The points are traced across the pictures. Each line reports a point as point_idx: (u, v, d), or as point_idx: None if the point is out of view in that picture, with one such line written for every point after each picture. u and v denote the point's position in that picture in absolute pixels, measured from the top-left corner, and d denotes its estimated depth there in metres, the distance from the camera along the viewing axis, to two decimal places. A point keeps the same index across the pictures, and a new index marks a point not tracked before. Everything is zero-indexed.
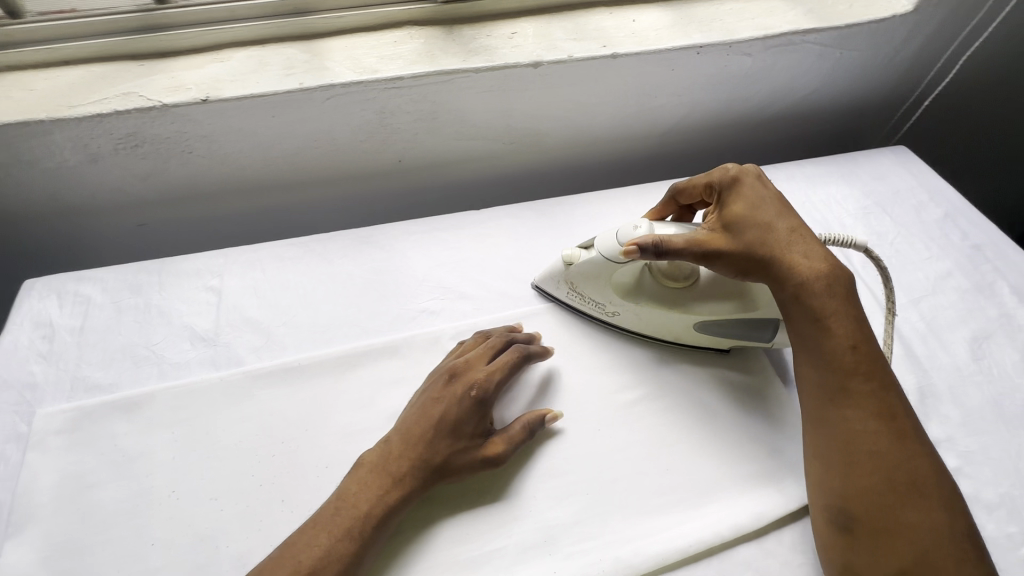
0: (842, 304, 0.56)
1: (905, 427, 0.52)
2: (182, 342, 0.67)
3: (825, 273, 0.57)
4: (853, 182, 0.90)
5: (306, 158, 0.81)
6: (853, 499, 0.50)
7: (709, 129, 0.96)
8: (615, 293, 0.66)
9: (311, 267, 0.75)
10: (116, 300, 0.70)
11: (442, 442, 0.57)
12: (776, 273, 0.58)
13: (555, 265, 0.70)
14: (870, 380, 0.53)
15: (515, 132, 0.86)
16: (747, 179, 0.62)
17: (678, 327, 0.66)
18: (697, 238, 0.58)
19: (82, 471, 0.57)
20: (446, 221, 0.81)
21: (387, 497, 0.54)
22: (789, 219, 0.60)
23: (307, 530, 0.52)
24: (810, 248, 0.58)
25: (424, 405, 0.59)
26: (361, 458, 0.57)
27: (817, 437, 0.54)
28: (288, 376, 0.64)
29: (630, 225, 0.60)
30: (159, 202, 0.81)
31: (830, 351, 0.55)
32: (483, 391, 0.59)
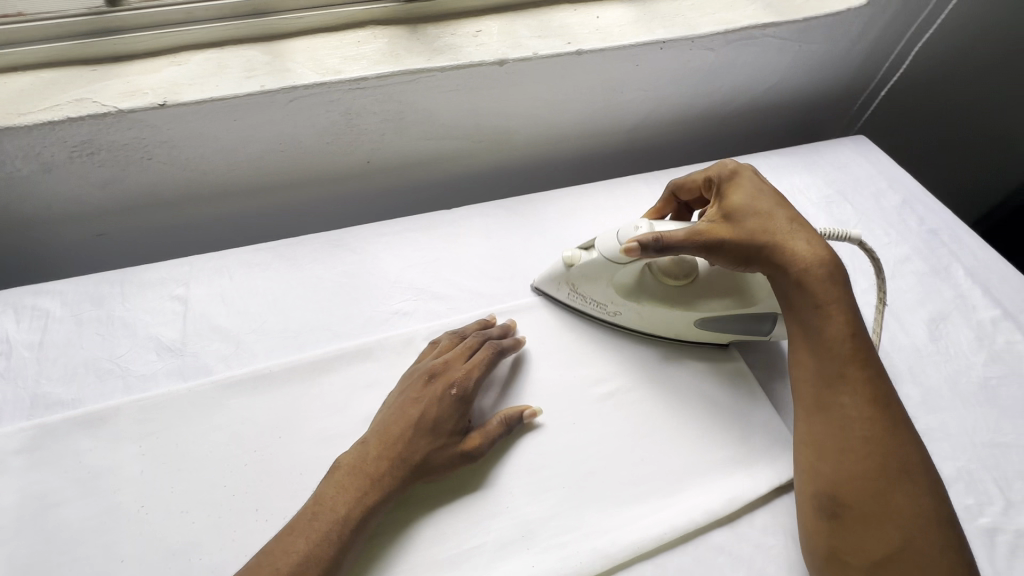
0: (843, 291, 0.56)
1: (897, 416, 0.53)
2: (148, 354, 0.66)
3: (826, 259, 0.57)
4: (815, 171, 0.92)
5: (272, 161, 0.80)
6: (844, 484, 0.51)
7: (676, 123, 0.97)
8: (616, 292, 0.66)
9: (280, 272, 0.74)
10: (77, 313, 0.68)
11: (422, 442, 0.57)
12: (777, 260, 0.58)
13: (556, 267, 0.70)
14: (867, 367, 0.54)
15: (483, 131, 0.86)
16: (744, 173, 0.63)
17: (678, 323, 0.67)
18: (697, 229, 0.58)
19: (45, 490, 0.56)
20: (417, 222, 0.81)
21: (365, 499, 0.53)
22: (787, 208, 0.61)
23: (284, 537, 0.51)
24: (810, 236, 0.59)
25: (403, 406, 0.59)
26: (338, 461, 0.57)
27: (812, 422, 0.54)
28: (259, 383, 0.63)
29: (632, 225, 0.61)
30: (120, 210, 0.79)
31: (829, 338, 0.55)
32: (462, 390, 0.60)
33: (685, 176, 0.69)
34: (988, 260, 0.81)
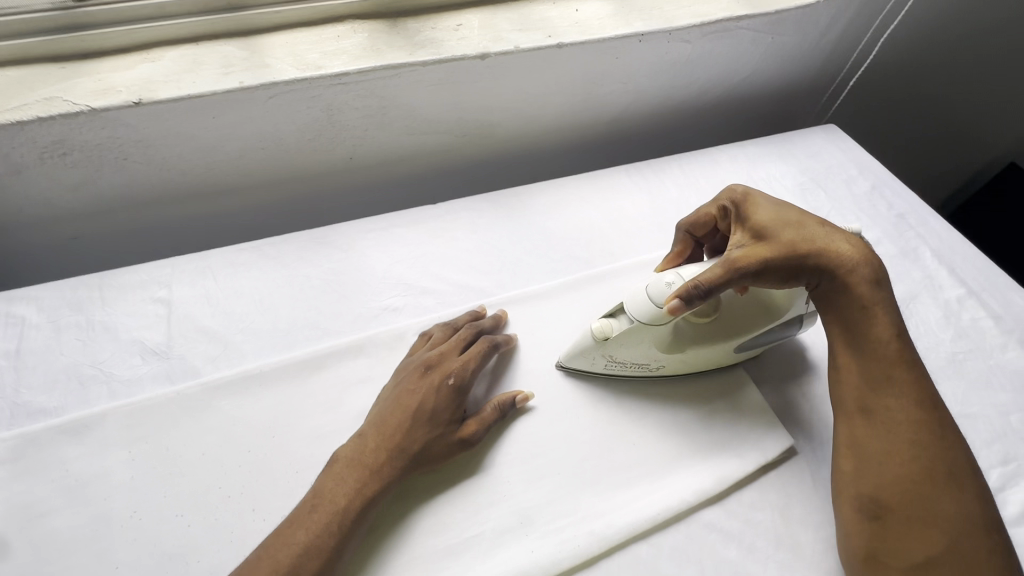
0: (882, 292, 0.59)
1: (943, 419, 0.55)
2: (132, 358, 0.64)
3: (862, 258, 0.59)
4: (789, 160, 0.95)
5: (252, 159, 0.78)
6: (887, 485, 0.52)
7: (654, 115, 0.99)
8: (658, 350, 0.62)
9: (265, 271, 0.73)
10: (54, 319, 0.66)
11: (421, 431, 0.58)
12: (823, 267, 0.58)
13: (582, 341, 0.64)
14: (912, 370, 0.56)
15: (466, 125, 0.86)
16: (755, 193, 0.64)
17: (719, 354, 0.65)
18: (739, 255, 0.56)
19: (32, 500, 0.54)
20: (401, 217, 0.81)
21: (365, 489, 0.54)
22: (809, 216, 0.62)
23: (284, 530, 0.51)
24: (841, 238, 0.60)
25: (401, 396, 0.60)
26: (337, 454, 0.57)
27: (856, 427, 0.56)
28: (250, 384, 0.63)
29: (660, 283, 0.56)
30: (94, 213, 0.77)
31: (874, 341, 0.57)
32: (459, 379, 0.61)
33: (692, 214, 0.68)
34: (953, 242, 0.85)
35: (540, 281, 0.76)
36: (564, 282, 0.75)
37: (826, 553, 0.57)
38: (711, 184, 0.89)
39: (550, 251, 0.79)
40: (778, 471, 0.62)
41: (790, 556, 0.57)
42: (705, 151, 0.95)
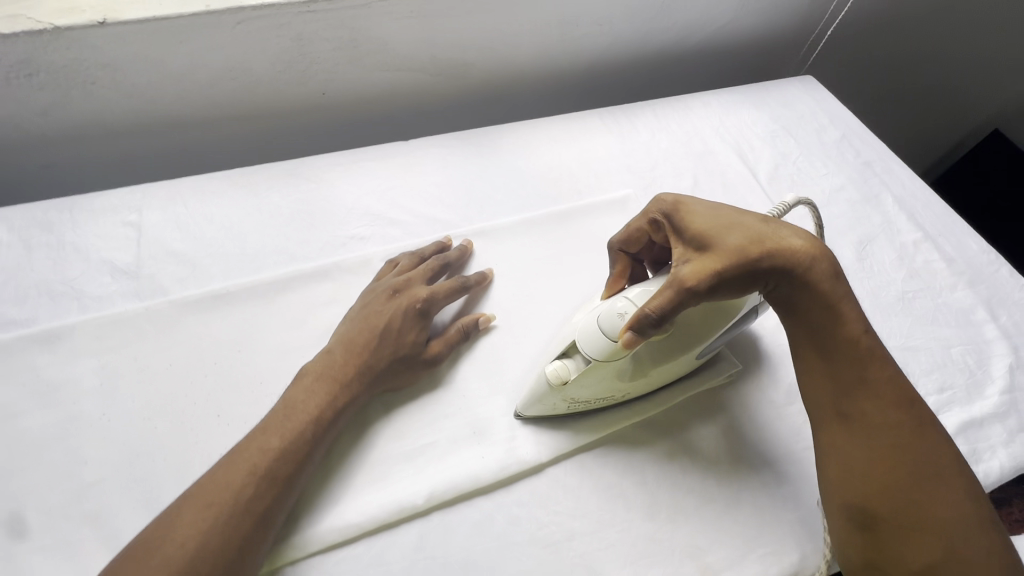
0: (841, 285, 0.55)
1: (922, 414, 0.53)
2: (102, 276, 0.66)
3: (816, 252, 0.54)
4: (763, 108, 0.96)
5: (222, 90, 0.78)
6: (874, 492, 0.50)
7: (632, 60, 0.99)
8: (621, 380, 0.58)
9: (235, 198, 0.74)
10: (25, 239, 0.68)
11: (389, 348, 0.60)
12: (780, 267, 0.53)
13: (536, 385, 0.59)
14: (886, 368, 0.54)
15: (439, 63, 0.86)
16: (685, 200, 0.57)
17: (683, 364, 0.61)
18: (687, 273, 0.51)
19: (4, 402, 0.57)
20: (372, 151, 0.81)
21: (336, 402, 0.56)
22: (748, 214, 0.56)
23: (258, 436, 0.52)
24: (787, 232, 0.55)
25: (369, 317, 0.62)
26: (305, 368, 0.59)
27: (835, 433, 0.53)
28: (216, 302, 0.65)
29: (613, 313, 0.54)
30: (64, 140, 0.77)
31: (842, 342, 0.54)
32: (426, 304, 0.63)
33: (622, 231, 0.61)
34: (915, 190, 0.87)
35: (505, 217, 0.77)
36: (529, 218, 0.77)
37: (764, 466, 0.61)
38: (683, 130, 0.90)
39: (518, 189, 0.80)
40: (723, 395, 0.65)
41: (728, 469, 0.60)
42: (680, 97, 0.95)
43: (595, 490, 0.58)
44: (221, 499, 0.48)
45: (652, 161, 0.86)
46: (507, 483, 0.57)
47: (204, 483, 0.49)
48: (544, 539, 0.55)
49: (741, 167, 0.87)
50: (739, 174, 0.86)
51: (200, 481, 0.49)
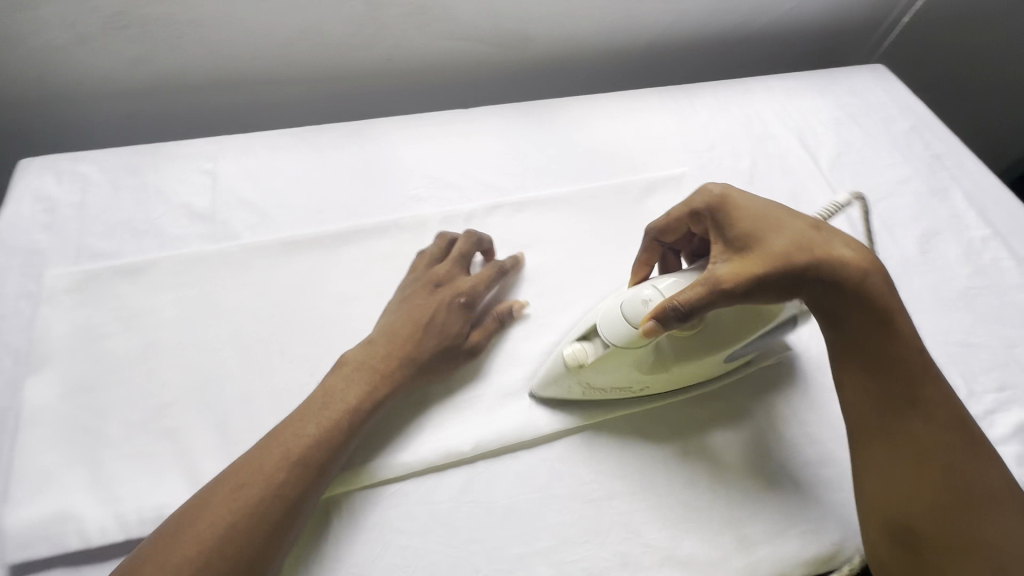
0: (891, 301, 0.54)
1: (973, 436, 0.52)
2: (181, 218, 0.71)
3: (861, 267, 0.53)
4: (828, 95, 0.93)
5: (295, 51, 0.82)
6: (920, 509, 0.49)
7: (694, 40, 0.97)
8: (641, 372, 0.57)
9: (302, 154, 0.77)
10: (113, 179, 0.73)
11: (434, 339, 0.60)
12: (824, 277, 0.52)
13: (554, 366, 0.59)
14: (937, 387, 0.53)
15: (503, 34, 0.86)
16: (733, 193, 0.56)
17: (709, 367, 0.59)
18: (724, 273, 0.51)
19: (92, 324, 0.61)
20: (433, 116, 0.83)
21: (375, 393, 0.56)
22: (796, 217, 0.55)
23: (296, 419, 0.53)
24: (835, 241, 0.54)
25: (412, 310, 0.61)
26: (345, 357, 0.59)
27: (877, 448, 0.52)
28: (283, 250, 0.68)
29: (637, 301, 0.54)
30: (148, 92, 0.82)
31: (886, 358, 0.53)
32: (470, 297, 0.63)
33: (661, 218, 0.61)
34: (987, 185, 0.84)
35: (560, 188, 0.78)
36: (584, 189, 0.77)
37: (808, 447, 0.61)
38: (744, 112, 0.89)
39: (573, 162, 0.81)
40: (771, 373, 0.65)
41: (770, 448, 0.60)
42: (742, 80, 0.94)
43: (641, 452, 0.59)
44: (253, 483, 0.48)
45: (711, 141, 0.85)
46: (553, 438, 0.59)
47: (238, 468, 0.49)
48: (584, 495, 0.56)
49: (802, 152, 0.85)
50: (800, 159, 0.85)
51: (235, 464, 0.50)
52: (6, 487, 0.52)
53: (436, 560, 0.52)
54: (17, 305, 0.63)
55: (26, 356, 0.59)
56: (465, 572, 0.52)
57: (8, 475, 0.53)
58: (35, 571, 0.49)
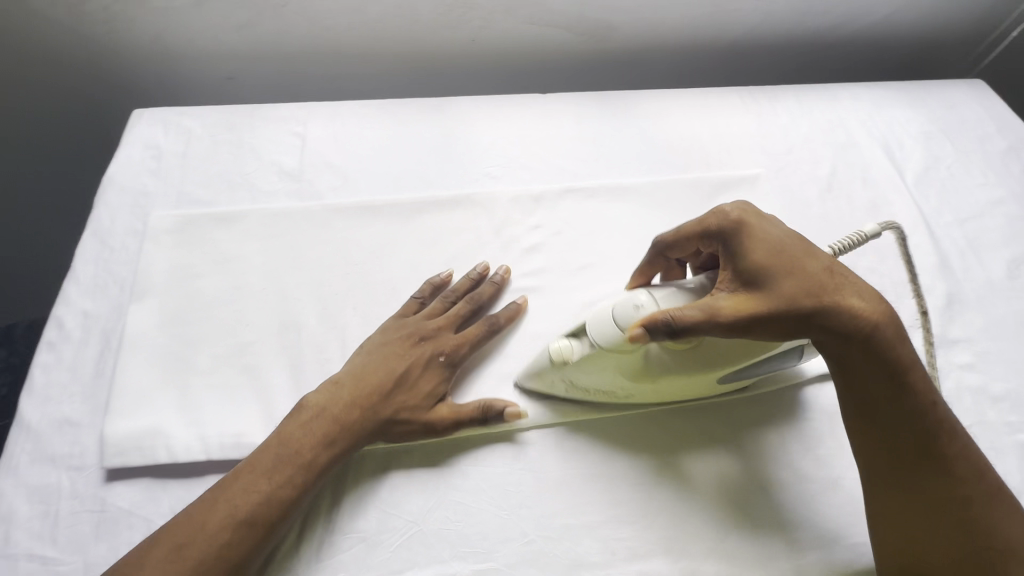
0: (905, 356, 0.49)
1: (991, 486, 0.50)
2: (271, 175, 0.75)
3: (877, 319, 0.48)
4: (920, 107, 0.89)
5: (386, 27, 0.85)
6: (932, 559, 0.49)
7: (779, 42, 0.95)
8: (626, 378, 0.55)
9: (384, 125, 0.80)
10: (213, 134, 0.78)
11: (401, 397, 0.57)
12: (833, 326, 0.48)
13: (540, 361, 0.58)
14: (952, 440, 0.50)
15: (586, 23, 0.87)
16: (751, 219, 0.51)
17: (697, 385, 0.57)
18: (726, 305, 0.47)
19: (187, 263, 0.66)
20: (512, 98, 0.84)
21: (333, 449, 0.54)
22: (814, 253, 0.50)
23: (244, 475, 0.51)
24: (851, 286, 0.49)
25: (386, 359, 0.58)
26: (306, 401, 0.56)
27: (889, 499, 0.51)
28: (362, 212, 0.71)
29: (629, 305, 0.51)
30: (249, 56, 0.87)
31: (894, 412, 0.50)
32: (450, 357, 0.60)
33: (672, 230, 0.56)
34: None
35: (632, 178, 0.78)
36: (657, 181, 0.77)
37: None
38: (826, 118, 0.86)
39: (647, 154, 0.81)
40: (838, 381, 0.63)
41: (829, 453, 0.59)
42: (827, 85, 0.91)
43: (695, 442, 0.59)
44: (195, 540, 0.48)
45: (789, 144, 0.83)
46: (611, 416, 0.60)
47: (183, 521, 0.49)
48: (631, 479, 0.57)
49: (886, 164, 0.82)
50: (883, 171, 0.82)
51: (184, 512, 0.50)
52: (107, 400, 0.58)
53: (486, 519, 0.54)
54: (124, 240, 0.69)
55: (130, 286, 0.65)
56: (514, 534, 0.54)
57: (110, 389, 0.58)
58: (128, 478, 0.54)
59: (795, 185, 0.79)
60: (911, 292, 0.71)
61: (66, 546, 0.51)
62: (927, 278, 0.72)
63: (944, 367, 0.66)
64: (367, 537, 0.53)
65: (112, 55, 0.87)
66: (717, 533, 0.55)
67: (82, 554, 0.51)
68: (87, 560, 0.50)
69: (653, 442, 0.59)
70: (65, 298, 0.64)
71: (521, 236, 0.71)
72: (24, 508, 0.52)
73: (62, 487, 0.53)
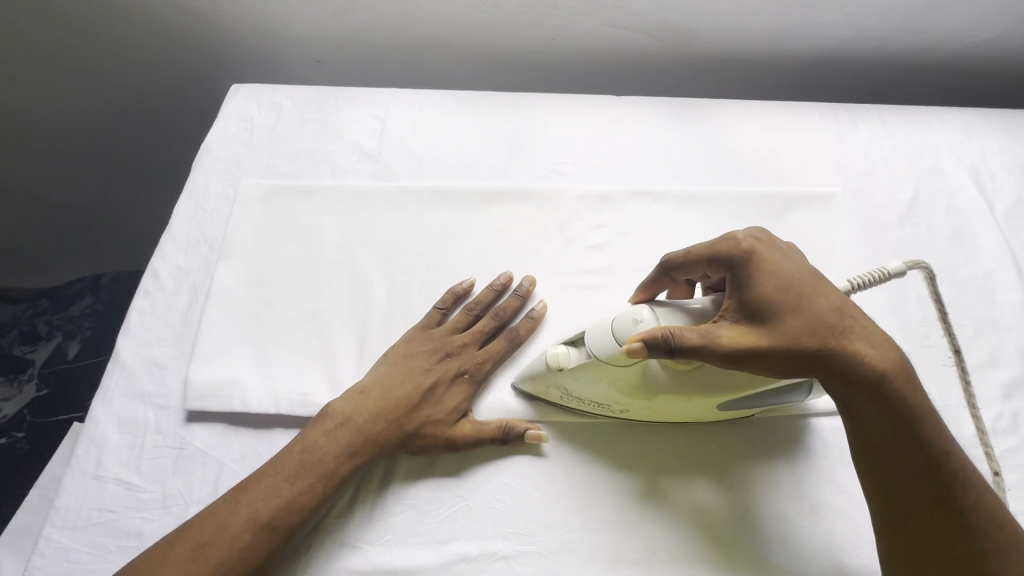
0: (916, 404, 0.46)
1: (1012, 541, 0.46)
2: (351, 155, 0.79)
3: (885, 366, 0.46)
4: (1017, 137, 0.84)
5: (471, 22, 0.88)
6: None
7: (865, 59, 0.92)
8: (619, 391, 0.55)
9: (461, 115, 0.83)
10: (301, 112, 0.83)
11: (426, 412, 0.58)
12: (836, 368, 0.46)
13: (535, 365, 0.58)
14: (970, 493, 0.47)
15: (666, 29, 0.87)
16: (763, 249, 0.50)
17: (698, 409, 0.56)
18: (725, 333, 0.46)
19: (271, 230, 0.71)
20: (586, 98, 0.85)
21: (356, 459, 0.55)
22: (825, 291, 0.48)
23: (266, 478, 0.52)
24: (864, 328, 0.47)
25: (410, 373, 0.59)
26: (330, 409, 0.57)
27: (904, 550, 0.47)
28: (434, 197, 0.74)
29: (629, 319, 0.51)
30: (339, 41, 0.92)
31: (903, 461, 0.47)
32: (474, 375, 0.60)
33: (684, 250, 0.56)
34: None
35: (701, 186, 0.77)
36: (727, 191, 0.76)
37: None
38: (912, 141, 0.83)
39: (718, 164, 0.80)
40: None
41: None
42: (916, 108, 0.87)
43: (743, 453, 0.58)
44: (217, 543, 0.49)
45: (869, 165, 0.80)
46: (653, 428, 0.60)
47: (206, 519, 0.50)
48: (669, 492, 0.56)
49: (974, 193, 0.79)
50: (970, 200, 0.78)
51: (206, 511, 0.51)
52: (193, 347, 0.63)
53: (532, 502, 0.56)
54: (216, 204, 0.74)
55: (219, 246, 0.70)
56: (557, 521, 0.55)
57: (196, 339, 0.63)
58: (206, 421, 0.59)
59: (872, 208, 0.77)
60: (990, 328, 0.68)
61: (149, 476, 0.56)
62: (1010, 317, 0.69)
63: (1021, 411, 0.63)
64: (416, 505, 0.56)
65: (217, 33, 0.94)
66: (731, 558, 0.54)
67: (161, 485, 0.55)
68: (165, 491, 0.55)
69: (663, 457, 0.58)
70: (162, 252, 0.70)
71: (585, 233, 0.72)
72: (115, 436, 0.58)
73: (148, 422, 0.59)
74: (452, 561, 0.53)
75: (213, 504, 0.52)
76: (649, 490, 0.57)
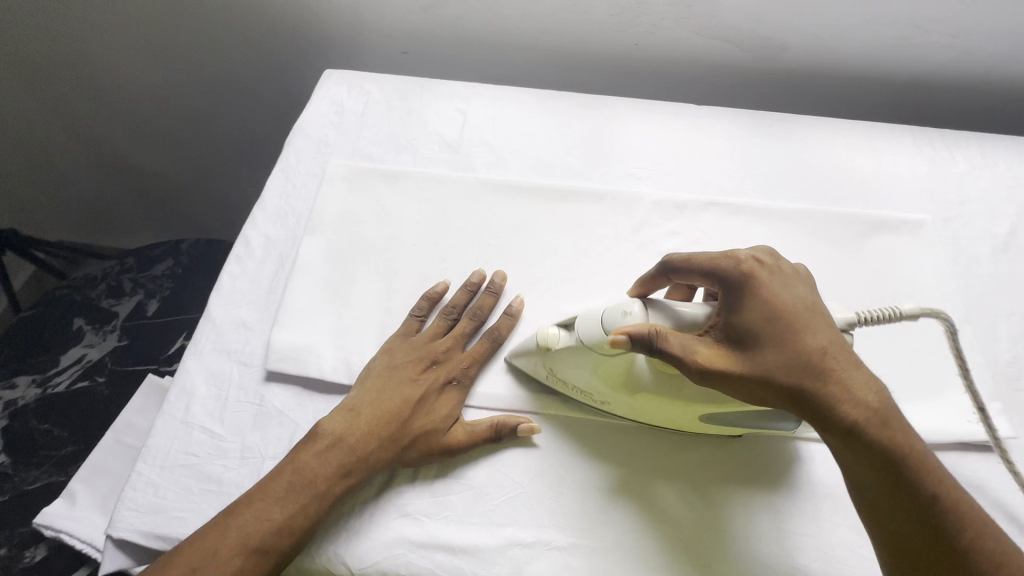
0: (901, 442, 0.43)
1: None
2: (433, 144, 0.82)
3: (864, 400, 0.44)
4: None
5: (556, 22, 0.89)
6: None
7: (967, 83, 0.88)
8: (602, 381, 0.55)
9: (541, 113, 0.84)
10: (388, 100, 0.86)
11: (419, 423, 0.58)
12: (812, 397, 0.44)
13: (529, 344, 0.60)
14: (960, 536, 0.43)
15: (755, 41, 0.86)
16: (760, 272, 0.48)
17: (679, 416, 0.55)
18: (700, 349, 0.46)
19: (353, 210, 0.74)
20: (666, 106, 0.85)
21: (348, 479, 0.55)
22: (815, 325, 0.46)
23: (254, 503, 0.52)
24: (851, 366, 0.45)
25: (398, 384, 0.59)
26: (320, 429, 0.57)
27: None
28: (512, 190, 0.76)
29: (618, 311, 0.51)
30: (426, 33, 0.95)
31: (884, 498, 0.44)
32: (462, 380, 0.61)
33: (683, 258, 0.53)
34: None
35: (783, 202, 0.76)
36: (806, 209, 0.74)
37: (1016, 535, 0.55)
38: (1014, 172, 0.79)
39: (800, 181, 0.78)
40: (988, 455, 0.60)
41: None
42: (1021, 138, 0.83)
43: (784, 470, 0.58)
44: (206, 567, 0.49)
45: (964, 194, 0.77)
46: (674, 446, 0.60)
47: (197, 544, 0.50)
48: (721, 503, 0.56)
49: None
50: None
51: (198, 532, 0.51)
52: (276, 312, 0.66)
53: (587, 500, 0.56)
54: (305, 180, 0.78)
55: (305, 220, 0.74)
56: (612, 518, 0.55)
57: (279, 305, 0.67)
58: (285, 382, 0.62)
59: (964, 240, 0.73)
60: None
61: (230, 428, 0.59)
62: None
63: None
64: (476, 487, 0.57)
65: (313, 22, 0.99)
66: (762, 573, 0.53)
67: (240, 437, 0.59)
68: (244, 443, 0.59)
69: (673, 475, 0.58)
70: (254, 221, 0.74)
71: (658, 239, 0.72)
72: (202, 388, 0.62)
73: (233, 377, 0.63)
74: (507, 544, 0.54)
75: (207, 522, 0.53)
76: (677, 516, 0.55)
